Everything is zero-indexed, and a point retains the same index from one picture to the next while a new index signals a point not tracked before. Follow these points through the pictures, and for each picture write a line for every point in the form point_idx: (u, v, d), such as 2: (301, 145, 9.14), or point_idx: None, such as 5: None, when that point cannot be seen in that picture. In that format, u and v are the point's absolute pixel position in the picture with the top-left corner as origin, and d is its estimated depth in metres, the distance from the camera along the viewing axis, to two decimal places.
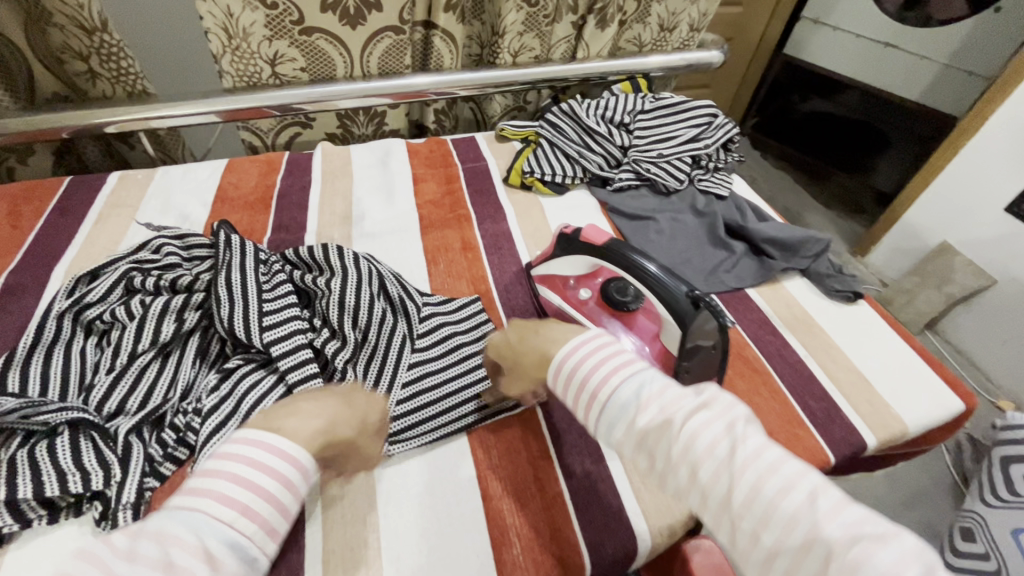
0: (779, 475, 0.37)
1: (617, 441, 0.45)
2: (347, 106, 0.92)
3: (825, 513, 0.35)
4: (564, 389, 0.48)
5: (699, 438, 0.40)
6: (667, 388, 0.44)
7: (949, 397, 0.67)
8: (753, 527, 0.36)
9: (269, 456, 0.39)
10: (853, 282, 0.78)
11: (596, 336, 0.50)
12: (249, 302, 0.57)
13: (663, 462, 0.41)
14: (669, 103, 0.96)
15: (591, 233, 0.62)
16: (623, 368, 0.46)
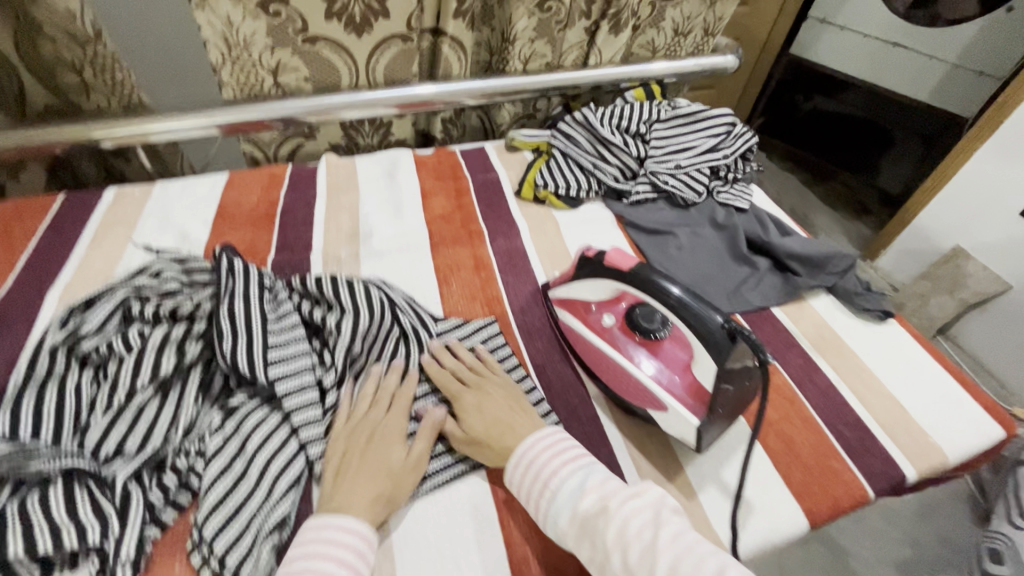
0: (697, 556, 0.41)
1: (558, 530, 0.47)
2: (352, 117, 0.89)
3: None
4: (511, 478, 0.50)
5: (630, 523, 0.43)
6: (606, 479, 0.48)
7: (989, 424, 0.64)
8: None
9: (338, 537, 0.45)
10: (882, 300, 0.75)
11: (546, 428, 0.53)
12: (253, 335, 0.54)
13: (600, 548, 0.44)
14: (686, 112, 0.93)
15: (615, 256, 0.58)
16: (572, 459, 0.50)
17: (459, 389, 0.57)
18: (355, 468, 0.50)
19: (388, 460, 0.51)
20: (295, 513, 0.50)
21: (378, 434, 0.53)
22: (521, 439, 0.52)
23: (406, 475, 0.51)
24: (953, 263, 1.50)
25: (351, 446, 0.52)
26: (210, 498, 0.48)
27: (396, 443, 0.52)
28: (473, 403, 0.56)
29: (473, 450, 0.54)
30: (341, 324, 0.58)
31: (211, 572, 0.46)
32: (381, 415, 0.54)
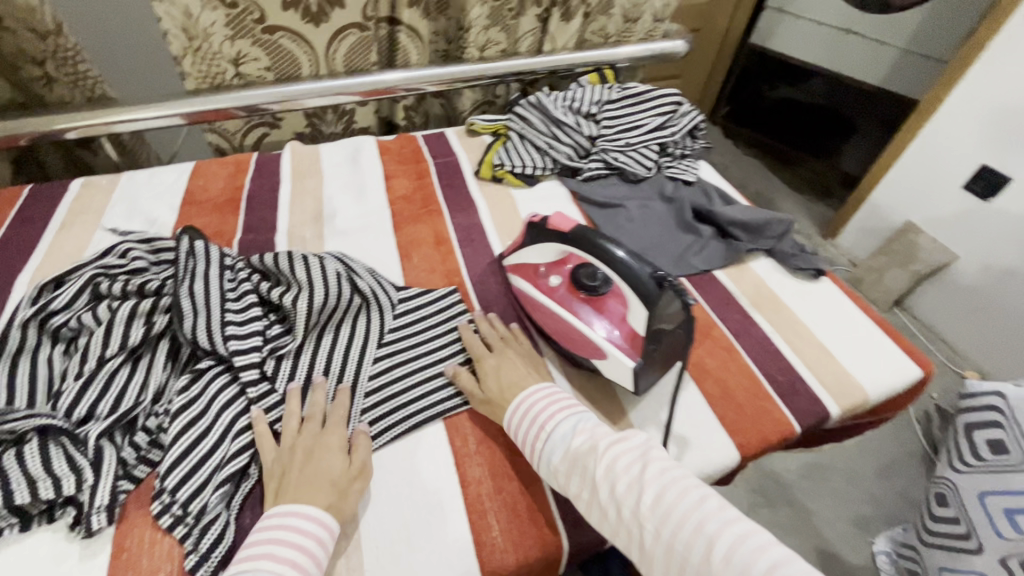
0: (679, 486, 0.46)
1: (551, 469, 0.52)
2: (315, 104, 0.92)
3: (710, 510, 0.44)
4: (509, 424, 0.56)
5: (619, 461, 0.49)
6: (597, 425, 0.54)
7: (908, 364, 0.70)
8: (657, 527, 0.45)
9: (310, 526, 0.46)
10: (816, 260, 0.81)
11: (546, 382, 0.59)
12: (212, 312, 0.58)
13: (590, 482, 0.49)
14: (635, 92, 0.97)
15: (557, 220, 0.63)
16: (565, 408, 0.55)
17: (483, 353, 0.63)
18: (292, 483, 0.49)
19: (328, 470, 0.50)
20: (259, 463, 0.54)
21: (314, 449, 0.52)
22: (525, 391, 0.58)
23: (348, 483, 0.51)
24: (905, 237, 1.57)
25: (288, 465, 0.51)
26: (174, 453, 0.51)
27: (334, 453, 0.52)
28: (494, 368, 0.61)
29: (488, 408, 0.58)
30: (297, 300, 0.61)
31: (177, 518, 0.49)
32: (317, 431, 0.54)
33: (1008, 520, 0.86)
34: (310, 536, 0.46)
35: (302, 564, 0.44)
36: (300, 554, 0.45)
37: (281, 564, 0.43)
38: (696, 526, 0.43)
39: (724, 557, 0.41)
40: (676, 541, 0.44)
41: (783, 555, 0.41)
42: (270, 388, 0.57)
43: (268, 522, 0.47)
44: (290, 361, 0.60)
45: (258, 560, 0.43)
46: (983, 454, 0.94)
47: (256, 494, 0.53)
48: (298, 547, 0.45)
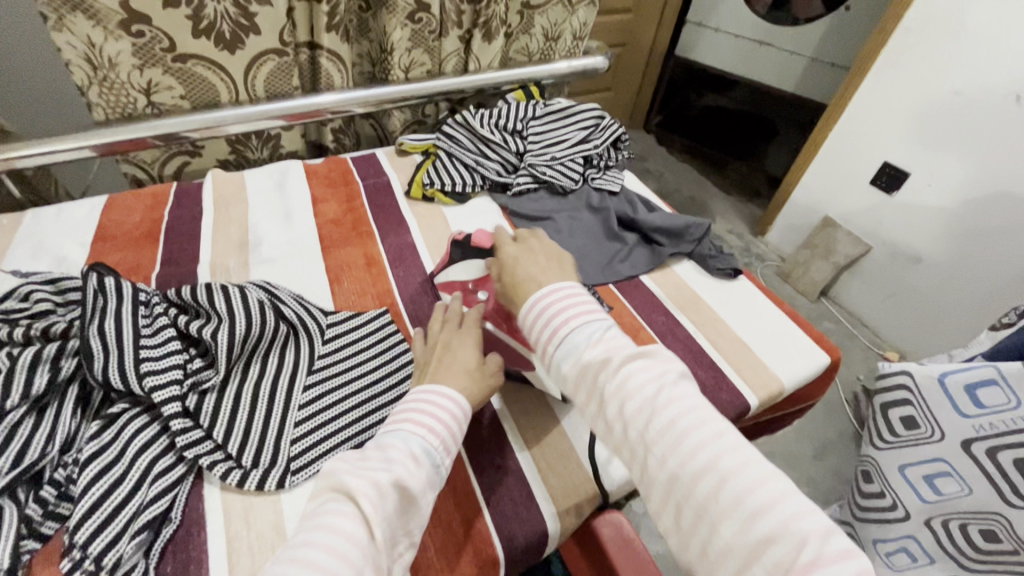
0: (697, 416, 0.40)
1: (560, 375, 0.47)
2: (238, 131, 0.90)
3: (727, 448, 0.38)
4: (525, 324, 0.52)
5: (633, 378, 0.43)
6: (615, 337, 0.47)
7: (818, 352, 0.76)
8: (663, 454, 0.39)
9: (444, 403, 0.50)
10: (732, 260, 0.86)
11: (571, 282, 0.53)
12: (125, 350, 0.55)
13: (599, 396, 0.44)
14: (558, 108, 1.01)
15: (480, 237, 0.70)
16: (584, 315, 0.49)
17: (507, 246, 0.60)
18: (435, 370, 0.55)
19: (463, 361, 0.56)
20: (181, 506, 0.52)
21: (455, 342, 0.58)
22: (541, 286, 0.53)
23: (482, 375, 0.56)
24: (825, 232, 1.69)
25: (431, 358, 0.57)
26: (83, 505, 0.48)
27: (472, 348, 0.58)
28: (513, 262, 0.58)
29: (506, 300, 0.59)
30: (217, 332, 0.59)
31: (88, 574, 0.46)
32: (456, 330, 0.60)
33: (929, 485, 0.84)
34: (445, 411, 0.49)
35: (437, 432, 0.47)
36: (435, 423, 0.48)
37: (420, 428, 0.47)
38: (707, 461, 0.37)
39: (731, 501, 0.36)
40: (681, 473, 0.38)
41: (804, 509, 0.35)
42: (194, 424, 0.55)
43: (410, 399, 0.51)
44: (213, 395, 0.58)
45: (404, 425, 0.47)
46: (898, 428, 0.90)
47: (179, 539, 0.51)
48: (437, 418, 0.49)
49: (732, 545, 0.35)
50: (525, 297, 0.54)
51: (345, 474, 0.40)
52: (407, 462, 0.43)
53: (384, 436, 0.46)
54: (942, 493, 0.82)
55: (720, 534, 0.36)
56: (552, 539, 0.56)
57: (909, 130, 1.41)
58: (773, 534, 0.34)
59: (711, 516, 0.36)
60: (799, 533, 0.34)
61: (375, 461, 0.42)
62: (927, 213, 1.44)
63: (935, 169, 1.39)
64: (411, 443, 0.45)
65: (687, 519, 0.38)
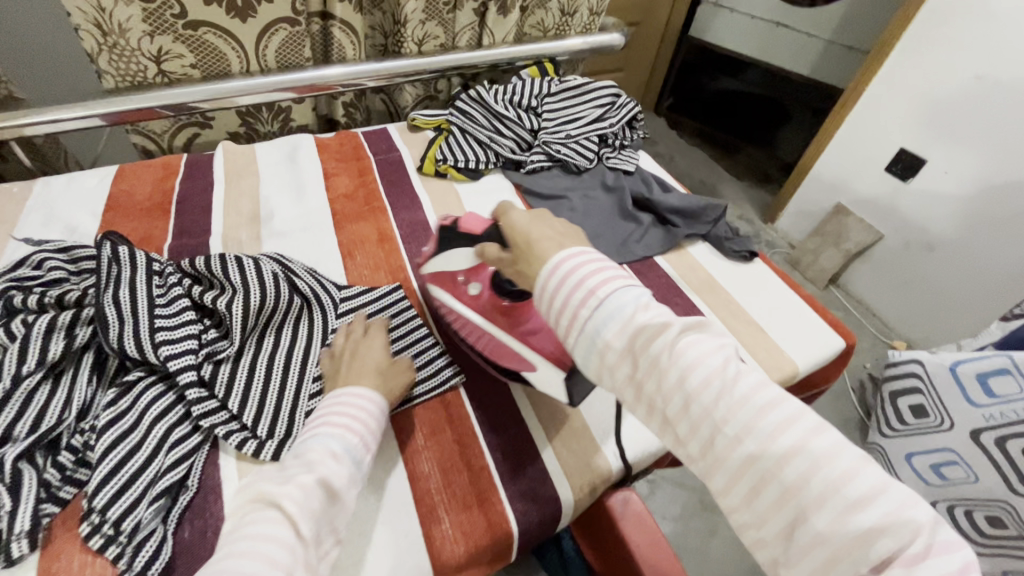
0: (773, 395, 0.37)
1: (599, 343, 0.42)
2: (248, 102, 0.89)
3: (809, 428, 0.35)
4: (544, 288, 0.46)
5: (696, 351, 0.39)
6: (660, 305, 0.43)
7: (833, 337, 0.75)
8: (738, 432, 0.36)
9: (359, 402, 0.50)
10: (749, 242, 0.85)
11: (593, 247, 0.48)
12: (140, 319, 0.55)
13: (650, 367, 0.40)
14: (575, 85, 0.99)
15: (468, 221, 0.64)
16: (625, 281, 0.44)
17: (513, 212, 0.53)
18: (343, 376, 0.54)
19: (372, 361, 0.56)
20: (198, 474, 0.52)
21: (360, 347, 0.58)
22: (564, 251, 0.47)
23: (391, 375, 0.56)
24: (837, 219, 1.66)
25: (338, 367, 0.56)
26: (101, 471, 0.48)
27: (377, 351, 0.58)
28: (525, 227, 0.51)
29: (518, 271, 0.52)
30: (231, 304, 0.59)
31: (108, 538, 0.46)
32: (360, 335, 0.60)
33: (935, 473, 0.92)
34: (362, 410, 0.49)
35: (355, 429, 0.47)
36: (354, 420, 0.48)
37: (336, 429, 0.47)
38: (791, 443, 0.35)
39: (825, 486, 0.33)
40: (764, 455, 0.35)
41: (903, 494, 0.33)
42: (210, 394, 0.55)
43: (323, 406, 0.50)
44: (228, 366, 0.58)
45: (318, 429, 0.47)
46: (907, 417, 1.00)
47: (196, 507, 0.51)
48: (351, 416, 0.48)
49: (828, 532, 0.33)
50: (544, 262, 0.47)
51: (265, 485, 0.40)
52: (327, 462, 0.43)
53: (301, 444, 0.45)
54: (947, 478, 0.89)
55: (812, 521, 0.33)
56: (565, 514, 0.56)
57: (928, 115, 1.38)
58: (880, 524, 0.32)
59: (800, 500, 0.34)
60: (910, 523, 0.31)
61: (290, 468, 0.42)
62: (943, 201, 1.41)
63: (953, 156, 1.36)
64: (330, 444, 0.45)
65: (767, 502, 0.35)
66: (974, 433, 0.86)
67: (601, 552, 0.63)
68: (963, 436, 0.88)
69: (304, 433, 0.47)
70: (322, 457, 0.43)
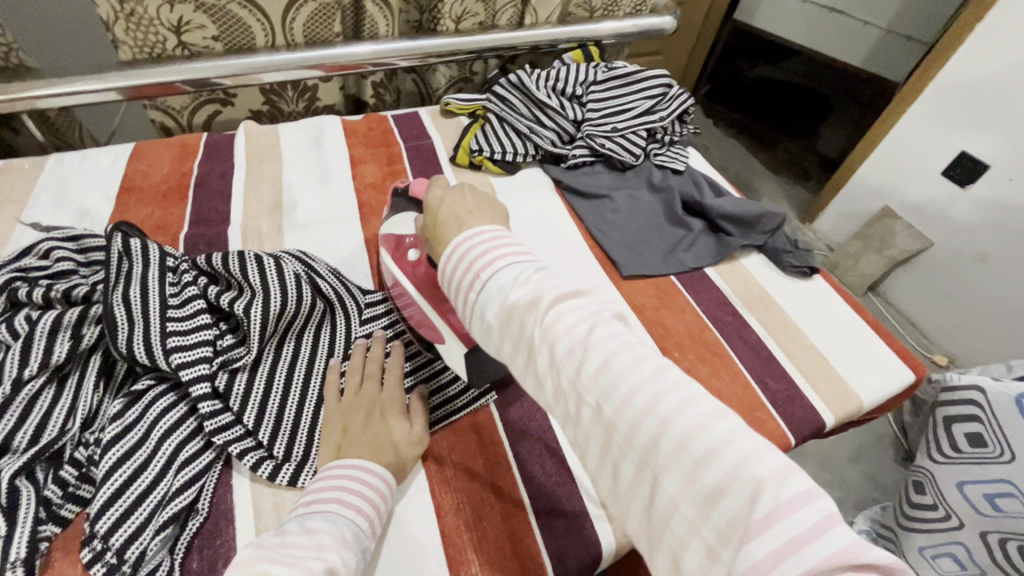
0: (635, 356, 0.34)
1: (483, 324, 0.40)
2: (274, 80, 0.83)
3: (666, 388, 0.32)
4: (444, 269, 0.44)
5: (562, 320, 0.37)
6: (543, 275, 0.41)
7: (902, 369, 0.68)
8: (597, 402, 0.34)
9: (371, 476, 0.45)
10: (809, 256, 0.77)
11: (495, 225, 0.46)
12: (151, 322, 0.50)
13: (528, 346, 0.37)
14: (623, 73, 0.91)
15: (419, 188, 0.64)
16: (508, 253, 0.42)
17: (438, 186, 0.53)
18: (355, 440, 0.48)
19: (389, 432, 0.50)
20: (209, 497, 0.48)
21: (380, 407, 0.52)
22: (464, 230, 0.45)
23: (408, 449, 0.50)
24: (882, 222, 1.55)
25: (350, 422, 0.50)
26: (105, 492, 0.44)
27: (395, 415, 0.52)
28: (438, 201, 0.50)
29: (429, 246, 0.51)
30: (250, 308, 0.53)
31: (111, 568, 0.42)
32: (377, 388, 0.54)
33: (990, 503, 0.85)
34: (373, 488, 0.45)
35: (367, 512, 0.43)
36: (365, 502, 0.43)
37: (348, 508, 0.42)
38: (645, 405, 0.32)
39: (676, 446, 0.31)
40: (619, 424, 0.33)
41: (758, 449, 0.30)
42: (224, 408, 0.51)
43: (327, 474, 0.45)
44: (244, 377, 0.53)
45: (327, 505, 0.41)
46: (961, 445, 0.91)
47: (206, 533, 0.47)
48: (361, 494, 0.44)
49: (681, 497, 0.30)
50: (446, 241, 0.47)
51: (271, 564, 0.34)
52: (339, 549, 0.38)
53: (306, 515, 0.40)
54: (1003, 510, 0.83)
55: (664, 487, 0.31)
56: (605, 559, 0.51)
57: (998, 117, 1.26)
58: (723, 482, 0.29)
59: (655, 466, 0.31)
60: (754, 480, 0.28)
61: (298, 550, 0.36)
62: (1004, 211, 1.30)
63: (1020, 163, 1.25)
64: (340, 527, 0.40)
65: (629, 471, 0.33)
66: None
67: None
68: None
69: (305, 506, 0.42)
70: (333, 545, 0.38)
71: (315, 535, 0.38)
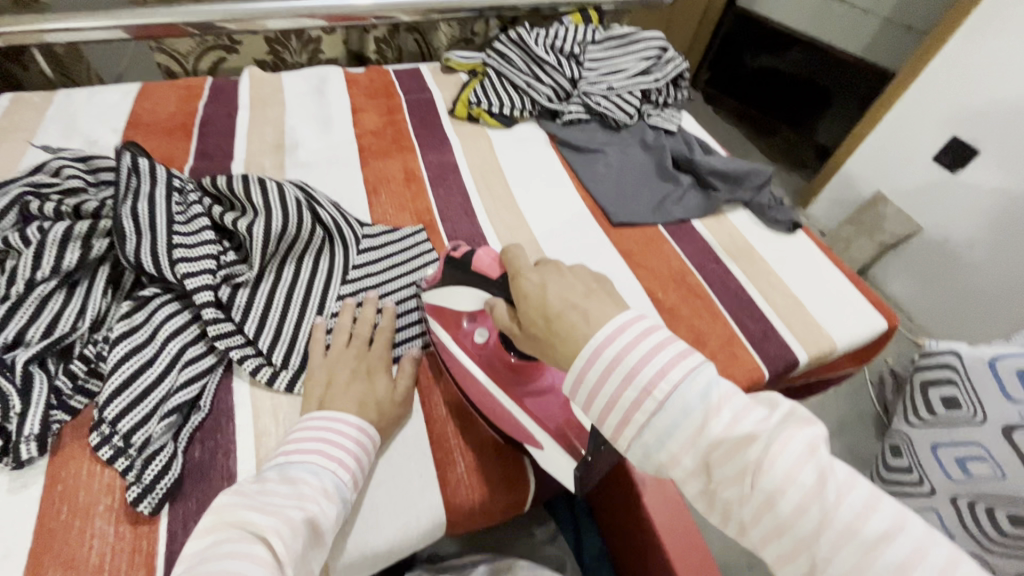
0: (884, 519, 0.30)
1: (664, 453, 0.35)
2: (277, 27, 0.85)
3: (928, 562, 0.28)
4: (588, 375, 0.37)
5: (781, 465, 0.31)
6: (732, 393, 0.35)
7: (875, 317, 0.71)
8: (841, 570, 0.30)
9: (354, 429, 0.45)
10: (792, 212, 0.80)
11: (630, 313, 0.38)
12: (158, 234, 0.53)
13: (737, 490, 0.32)
14: (620, 35, 0.94)
15: (483, 259, 0.48)
16: (682, 363, 0.35)
17: (524, 266, 0.42)
18: (338, 394, 0.48)
19: (373, 392, 0.50)
20: (211, 396, 0.51)
21: (367, 365, 0.52)
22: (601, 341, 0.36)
23: (391, 408, 0.50)
24: (874, 207, 1.54)
25: (335, 375, 0.50)
26: (114, 382, 0.47)
27: (381, 373, 0.52)
28: (539, 291, 0.40)
29: (535, 347, 0.41)
30: (253, 226, 0.56)
31: (118, 450, 0.45)
32: (365, 348, 0.54)
33: (960, 466, 0.89)
34: (355, 440, 0.45)
35: (349, 464, 0.43)
36: (348, 454, 0.43)
37: (331, 461, 0.42)
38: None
39: None
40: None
41: None
42: (227, 319, 0.53)
43: (309, 424, 0.45)
44: (247, 290, 0.55)
45: (307, 456, 0.42)
46: (937, 409, 0.96)
47: (208, 427, 0.49)
48: (343, 446, 0.44)
49: None
50: (575, 344, 0.37)
51: (251, 512, 0.35)
52: (320, 500, 0.39)
53: (287, 465, 0.41)
54: (972, 474, 0.87)
55: None
56: None
57: (988, 103, 1.26)
58: None
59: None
60: None
61: (276, 500, 0.37)
62: (992, 197, 1.29)
63: (1011, 149, 1.24)
64: (323, 479, 0.41)
65: None
66: (1005, 429, 0.83)
67: (613, 509, 0.62)
68: (993, 432, 0.84)
69: (286, 453, 0.42)
70: (314, 497, 0.39)
71: (296, 485, 0.39)
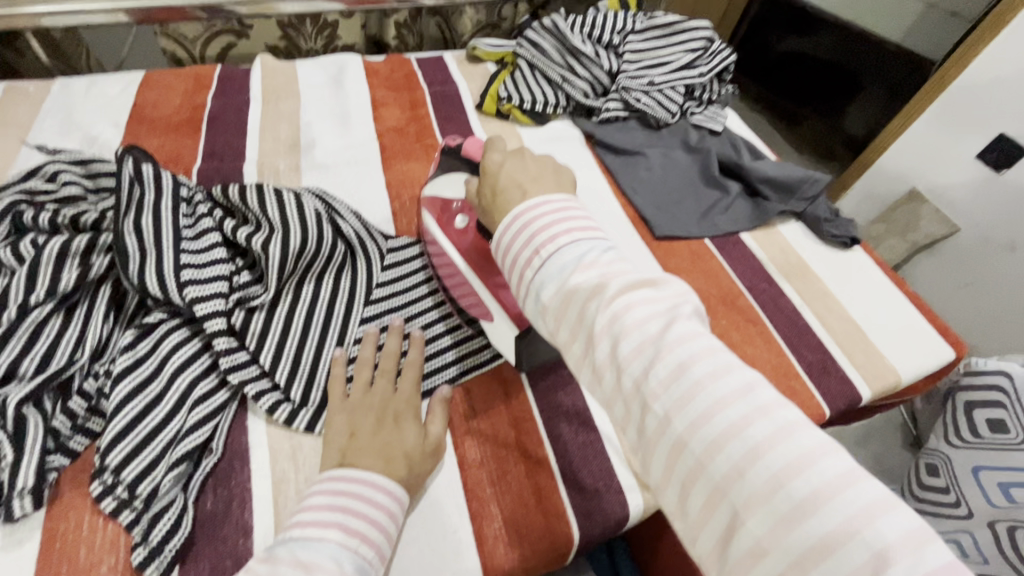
0: (719, 363, 0.30)
1: (538, 306, 0.37)
2: (292, 11, 0.78)
3: (753, 408, 0.28)
4: (501, 240, 0.40)
5: (633, 312, 0.33)
6: (614, 258, 0.36)
7: (943, 347, 0.64)
8: (667, 411, 0.30)
9: (377, 494, 0.40)
10: (851, 227, 0.73)
11: (563, 194, 0.41)
12: (164, 252, 0.47)
13: (590, 337, 0.34)
14: (663, 22, 0.86)
15: (472, 148, 0.58)
16: (578, 231, 0.38)
17: (497, 150, 0.47)
18: (362, 447, 0.42)
19: (402, 442, 0.44)
20: (223, 437, 0.46)
21: (394, 411, 0.46)
22: (529, 199, 0.40)
23: (422, 461, 0.45)
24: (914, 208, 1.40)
25: (358, 425, 0.44)
26: (116, 425, 0.42)
27: (409, 420, 0.46)
28: (497, 167, 0.45)
29: (486, 218, 0.47)
30: (268, 244, 0.50)
31: (121, 502, 0.41)
32: (390, 389, 0.48)
33: (1003, 493, 0.81)
34: (379, 507, 0.39)
35: (372, 539, 0.38)
36: (371, 527, 0.38)
37: (352, 537, 0.37)
38: (728, 422, 0.28)
39: (764, 476, 0.27)
40: (693, 435, 0.29)
41: (882, 504, 0.25)
42: (242, 349, 0.48)
43: (326, 491, 0.39)
44: (263, 315, 0.50)
45: (325, 531, 0.36)
46: (981, 431, 0.87)
47: (220, 474, 0.45)
48: (365, 516, 0.38)
49: (763, 536, 0.26)
50: (506, 212, 0.42)
51: None
52: None
53: (302, 543, 0.35)
54: (1015, 500, 0.79)
55: (744, 525, 0.27)
56: (630, 520, 0.48)
57: None
58: (827, 536, 0.25)
59: (732, 499, 0.27)
60: (869, 540, 0.24)
61: None
62: None
63: None
64: (342, 562, 0.35)
65: (697, 502, 0.28)
66: None
67: (657, 553, 0.57)
68: None
69: (298, 525, 0.37)
70: None
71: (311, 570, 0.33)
